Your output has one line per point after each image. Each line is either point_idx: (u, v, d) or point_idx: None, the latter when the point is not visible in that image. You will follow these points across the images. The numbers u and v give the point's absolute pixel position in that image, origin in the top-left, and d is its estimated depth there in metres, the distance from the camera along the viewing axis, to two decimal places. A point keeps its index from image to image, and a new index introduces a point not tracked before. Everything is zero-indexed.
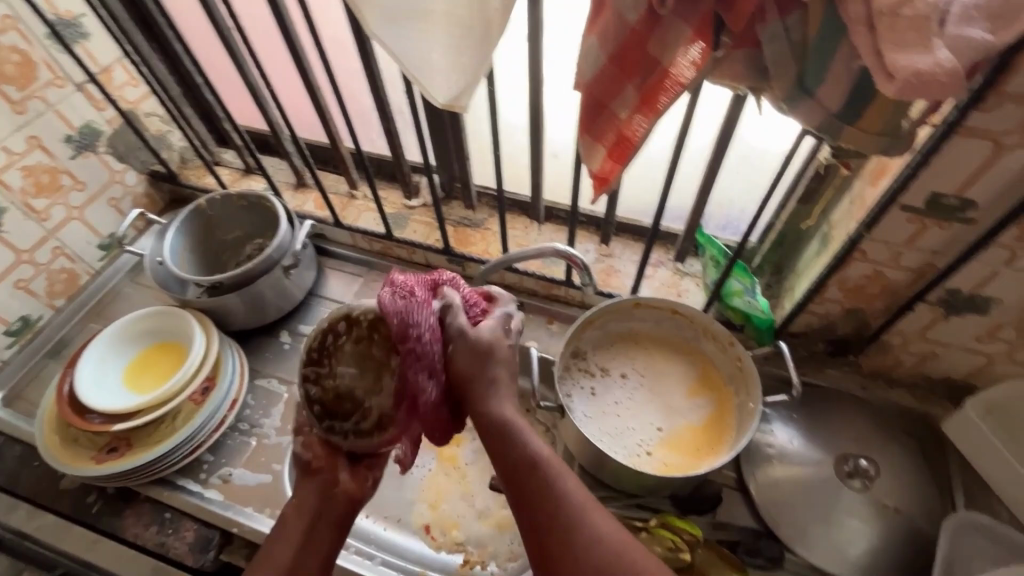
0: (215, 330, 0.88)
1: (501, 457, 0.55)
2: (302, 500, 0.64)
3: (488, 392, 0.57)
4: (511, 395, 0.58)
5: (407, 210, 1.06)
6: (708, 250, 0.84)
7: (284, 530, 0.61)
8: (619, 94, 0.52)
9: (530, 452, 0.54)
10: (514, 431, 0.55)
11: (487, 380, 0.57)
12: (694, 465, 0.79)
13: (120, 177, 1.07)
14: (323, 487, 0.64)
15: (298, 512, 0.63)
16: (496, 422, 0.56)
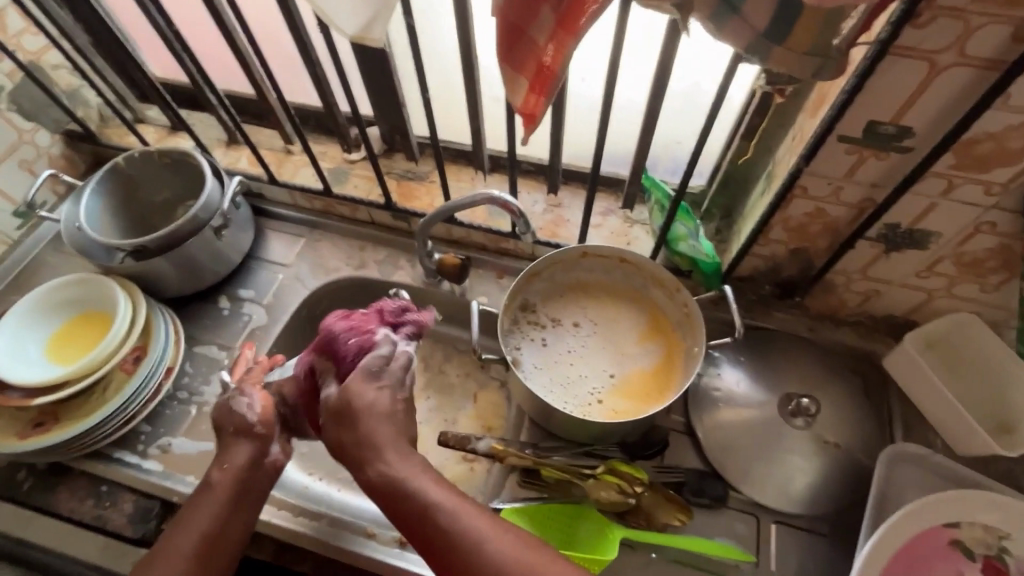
0: (143, 296, 0.84)
1: (398, 514, 0.55)
2: (230, 468, 0.68)
3: (371, 452, 0.58)
4: (394, 449, 0.58)
5: (348, 165, 1.01)
6: (653, 194, 0.81)
7: (210, 493, 0.65)
8: (536, 18, 0.47)
9: (422, 504, 0.54)
10: (401, 494, 0.55)
11: (370, 434, 0.59)
12: (643, 410, 0.79)
13: (30, 137, 0.98)
14: (253, 456, 0.69)
15: (225, 478, 0.67)
16: (382, 486, 0.56)
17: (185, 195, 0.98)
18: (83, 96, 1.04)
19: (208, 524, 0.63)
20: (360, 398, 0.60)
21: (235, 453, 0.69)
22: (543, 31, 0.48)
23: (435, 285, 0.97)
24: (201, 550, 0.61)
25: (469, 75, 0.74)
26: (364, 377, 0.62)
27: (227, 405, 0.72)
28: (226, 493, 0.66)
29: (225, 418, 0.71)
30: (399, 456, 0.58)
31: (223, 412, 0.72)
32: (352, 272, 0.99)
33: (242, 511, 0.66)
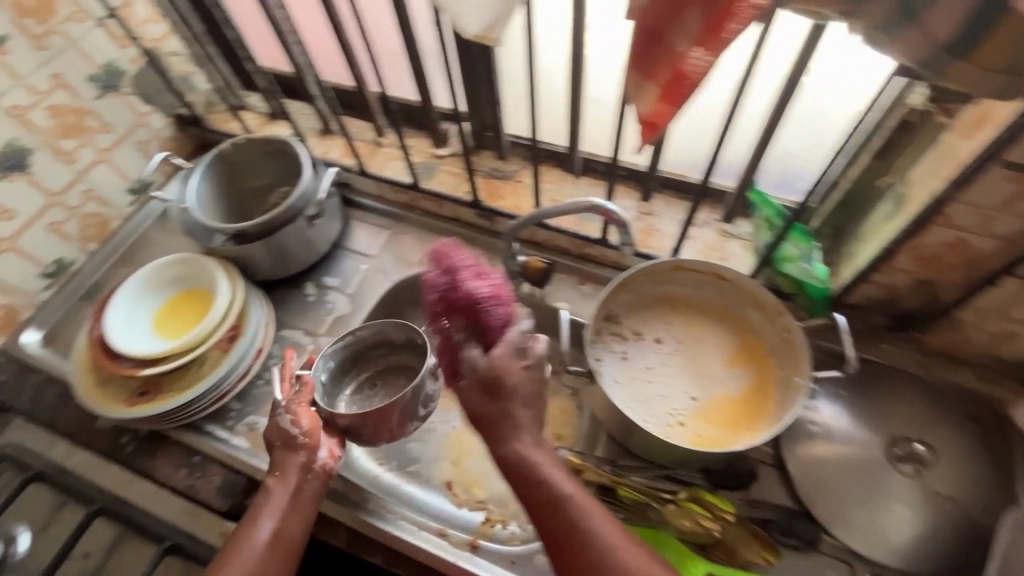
0: (240, 279, 0.87)
1: (529, 496, 0.61)
2: (286, 478, 0.69)
3: (511, 434, 0.63)
4: (531, 436, 0.64)
5: (436, 160, 1.02)
6: (762, 210, 0.75)
7: (267, 501, 0.67)
8: (679, 21, 0.45)
9: (552, 494, 0.60)
10: (535, 479, 0.61)
11: (510, 415, 0.64)
12: (730, 440, 0.73)
13: (146, 119, 1.04)
14: (303, 466, 0.70)
15: (282, 488, 0.68)
16: (518, 467, 0.62)
17: (282, 182, 1.01)
18: (193, 82, 1.09)
19: (266, 534, 0.64)
20: (512, 373, 0.64)
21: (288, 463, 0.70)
22: (686, 38, 0.45)
23: (514, 287, 0.94)
24: (263, 557, 0.63)
25: (577, 76, 0.72)
26: (512, 356, 0.65)
27: (273, 421, 0.73)
28: (281, 503, 0.67)
29: (272, 433, 0.73)
30: (532, 445, 0.63)
31: (270, 430, 0.73)
32: None
33: (297, 520, 0.67)
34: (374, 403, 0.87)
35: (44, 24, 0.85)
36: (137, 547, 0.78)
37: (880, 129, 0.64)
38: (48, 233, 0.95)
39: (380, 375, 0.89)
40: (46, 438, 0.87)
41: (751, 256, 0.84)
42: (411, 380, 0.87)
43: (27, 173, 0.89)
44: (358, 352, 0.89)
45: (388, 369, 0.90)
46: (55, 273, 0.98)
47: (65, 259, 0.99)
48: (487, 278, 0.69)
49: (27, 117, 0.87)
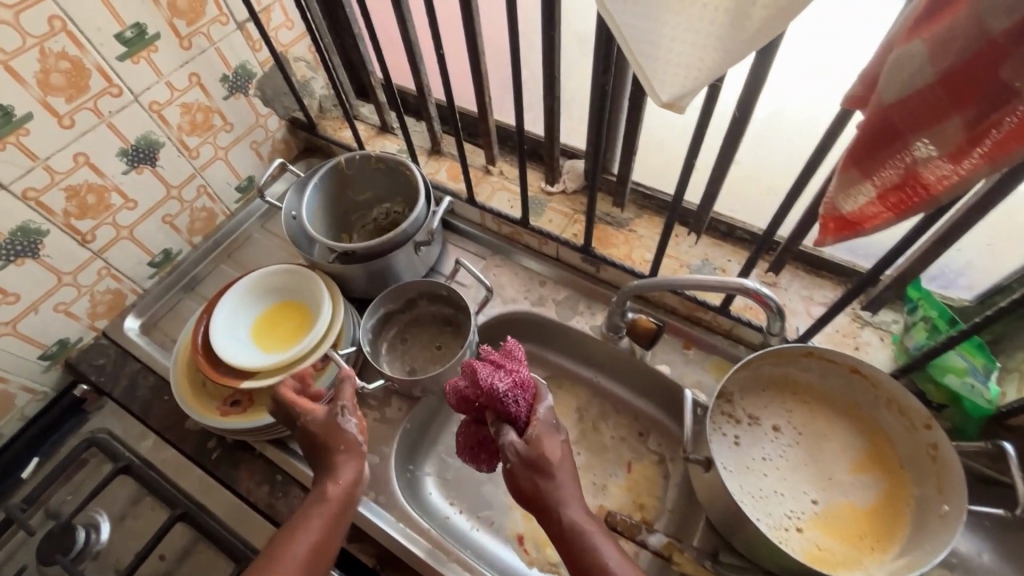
0: (341, 299, 0.85)
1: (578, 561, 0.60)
2: (336, 485, 0.64)
3: (553, 503, 0.61)
4: (573, 504, 0.61)
5: (545, 196, 0.98)
6: (924, 310, 0.67)
7: (317, 505, 0.63)
8: (932, 125, 0.39)
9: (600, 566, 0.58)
10: (584, 547, 0.59)
11: (556, 487, 0.61)
12: (854, 557, 0.66)
13: (263, 121, 1.06)
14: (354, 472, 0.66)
15: (327, 495, 0.64)
16: (566, 534, 0.60)
17: (389, 199, 1.01)
18: (312, 87, 1.10)
19: (308, 542, 0.60)
20: (552, 451, 0.62)
21: (339, 469, 0.66)
22: (932, 145, 0.39)
23: (614, 340, 0.89)
24: (302, 565, 0.58)
25: (736, 141, 0.66)
26: (545, 432, 0.64)
27: (329, 418, 0.68)
28: (326, 512, 0.62)
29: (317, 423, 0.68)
30: (574, 510, 0.61)
31: (323, 422, 0.68)
32: (529, 306, 0.95)
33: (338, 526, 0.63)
34: (409, 354, 0.92)
35: (190, 25, 0.86)
36: (210, 558, 0.77)
37: None
38: (162, 224, 0.96)
39: (408, 328, 0.94)
40: (136, 428, 0.88)
41: (888, 350, 0.76)
42: (438, 328, 0.93)
43: (153, 166, 0.90)
44: (387, 313, 0.91)
45: (413, 323, 0.94)
46: (161, 263, 1.00)
47: (172, 250, 1.01)
48: (503, 368, 0.65)
49: (161, 113, 0.88)
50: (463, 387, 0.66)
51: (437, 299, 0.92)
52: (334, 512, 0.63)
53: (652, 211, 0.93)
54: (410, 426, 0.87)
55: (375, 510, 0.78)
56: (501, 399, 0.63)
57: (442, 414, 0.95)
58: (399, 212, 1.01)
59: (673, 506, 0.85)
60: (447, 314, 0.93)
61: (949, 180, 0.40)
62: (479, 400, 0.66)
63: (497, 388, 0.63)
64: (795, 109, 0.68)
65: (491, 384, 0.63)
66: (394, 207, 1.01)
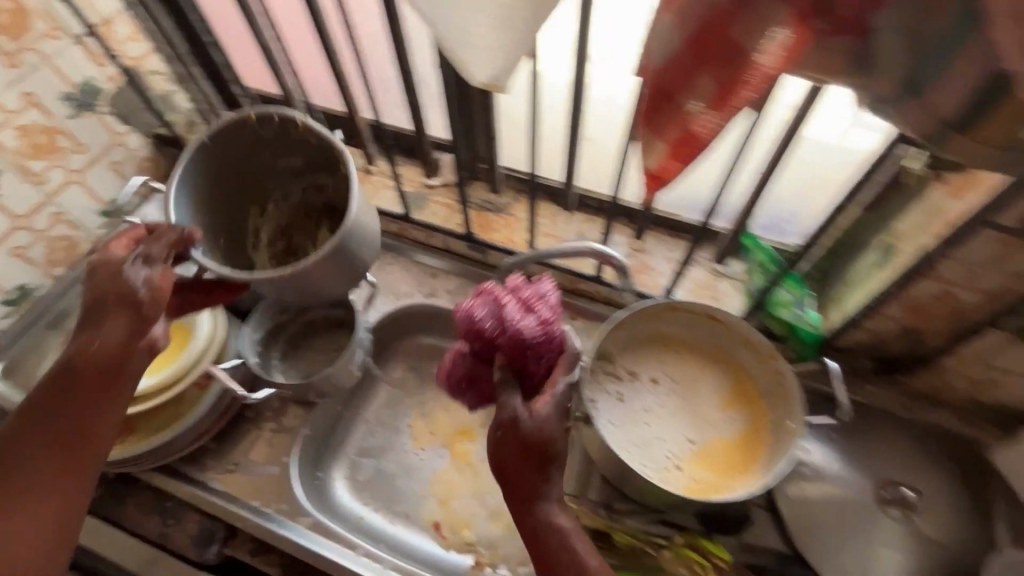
0: (221, 311, 0.83)
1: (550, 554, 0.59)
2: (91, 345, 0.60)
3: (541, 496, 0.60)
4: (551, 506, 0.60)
5: (427, 189, 1.00)
6: (756, 254, 0.76)
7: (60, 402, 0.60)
8: (692, 85, 0.45)
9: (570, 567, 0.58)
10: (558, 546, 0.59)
11: (544, 479, 0.60)
12: (724, 484, 0.74)
13: (122, 139, 1.00)
14: (133, 324, 0.62)
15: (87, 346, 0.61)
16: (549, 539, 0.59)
17: (325, 172, 0.81)
18: (174, 101, 1.04)
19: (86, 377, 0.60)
20: (556, 440, 0.60)
21: (113, 321, 0.61)
22: (698, 102, 0.45)
23: None
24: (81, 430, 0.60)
25: (577, 118, 0.72)
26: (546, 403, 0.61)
27: (116, 264, 0.63)
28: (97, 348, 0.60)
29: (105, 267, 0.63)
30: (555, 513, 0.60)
31: (106, 267, 0.63)
32: (423, 299, 0.97)
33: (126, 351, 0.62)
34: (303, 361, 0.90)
35: (16, 41, 0.81)
36: None
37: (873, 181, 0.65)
38: (12, 257, 0.89)
39: (300, 335, 0.92)
40: None
41: (741, 296, 0.85)
42: (331, 329, 0.93)
43: None
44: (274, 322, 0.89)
45: (303, 329, 0.92)
46: (17, 301, 0.92)
47: (29, 285, 0.93)
48: (534, 312, 0.66)
49: None
50: (477, 325, 0.66)
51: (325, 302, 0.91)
52: (101, 373, 0.61)
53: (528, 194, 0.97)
54: (313, 434, 0.85)
55: (276, 520, 0.76)
56: (527, 349, 0.64)
57: (348, 416, 0.94)
58: (327, 183, 0.82)
59: None
60: (338, 315, 0.92)
61: (713, 130, 0.46)
62: (495, 340, 0.66)
63: (528, 339, 0.64)
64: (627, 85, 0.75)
65: (521, 329, 0.64)
66: (327, 180, 0.82)
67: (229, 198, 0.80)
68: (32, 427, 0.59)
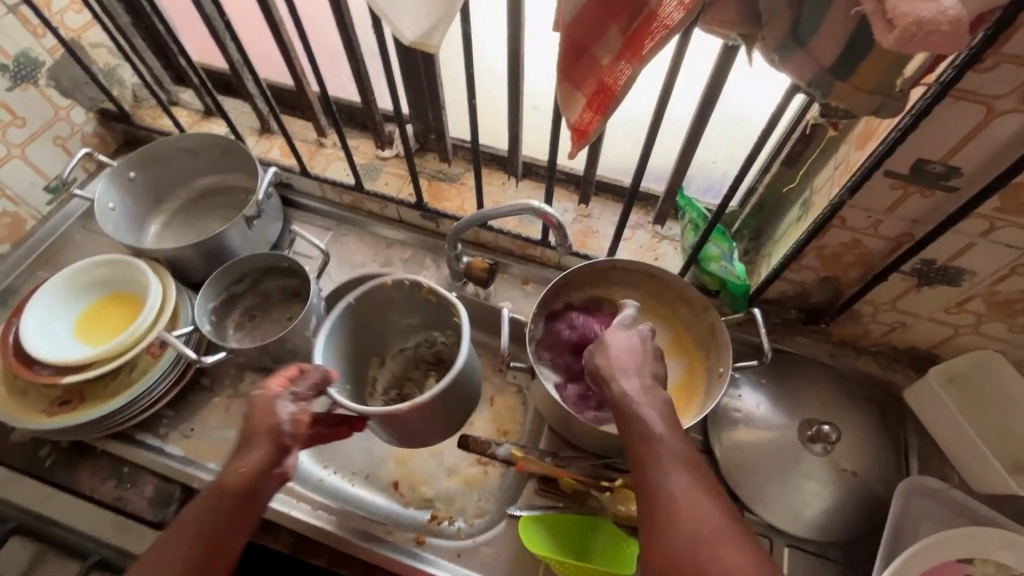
0: (171, 279, 0.84)
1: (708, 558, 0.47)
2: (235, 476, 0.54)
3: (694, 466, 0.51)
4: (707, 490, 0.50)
5: (379, 161, 1.02)
6: (688, 213, 0.82)
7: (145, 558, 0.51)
8: (602, 38, 0.48)
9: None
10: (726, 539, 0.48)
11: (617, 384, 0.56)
12: None
13: (65, 114, 0.98)
14: (271, 459, 0.56)
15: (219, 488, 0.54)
16: (684, 502, 0.48)
17: (440, 331, 0.89)
18: (119, 75, 1.05)
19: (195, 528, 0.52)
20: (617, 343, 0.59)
21: (252, 456, 0.55)
22: (609, 53, 0.49)
23: (459, 287, 0.95)
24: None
25: (516, 84, 0.74)
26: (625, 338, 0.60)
27: (269, 400, 0.58)
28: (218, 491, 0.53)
29: (261, 426, 0.57)
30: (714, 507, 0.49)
31: (262, 404, 0.58)
32: (378, 269, 0.99)
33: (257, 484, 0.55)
34: (259, 331, 0.92)
35: None
36: (59, 566, 0.73)
37: (789, 138, 0.70)
38: None
39: (256, 306, 0.93)
40: None
41: (680, 256, 0.90)
42: (288, 301, 0.94)
43: None
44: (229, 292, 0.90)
45: (259, 299, 0.94)
46: None
47: None
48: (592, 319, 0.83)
49: None
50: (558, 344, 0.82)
51: (280, 273, 0.92)
52: (234, 509, 0.53)
53: None
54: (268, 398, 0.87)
55: None
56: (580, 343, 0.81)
57: None
58: (450, 344, 0.89)
59: (530, 425, 0.93)
60: (293, 286, 0.94)
61: (620, 79, 0.49)
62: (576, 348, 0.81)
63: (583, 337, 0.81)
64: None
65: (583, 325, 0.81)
66: (441, 337, 0.89)
67: (361, 351, 0.87)
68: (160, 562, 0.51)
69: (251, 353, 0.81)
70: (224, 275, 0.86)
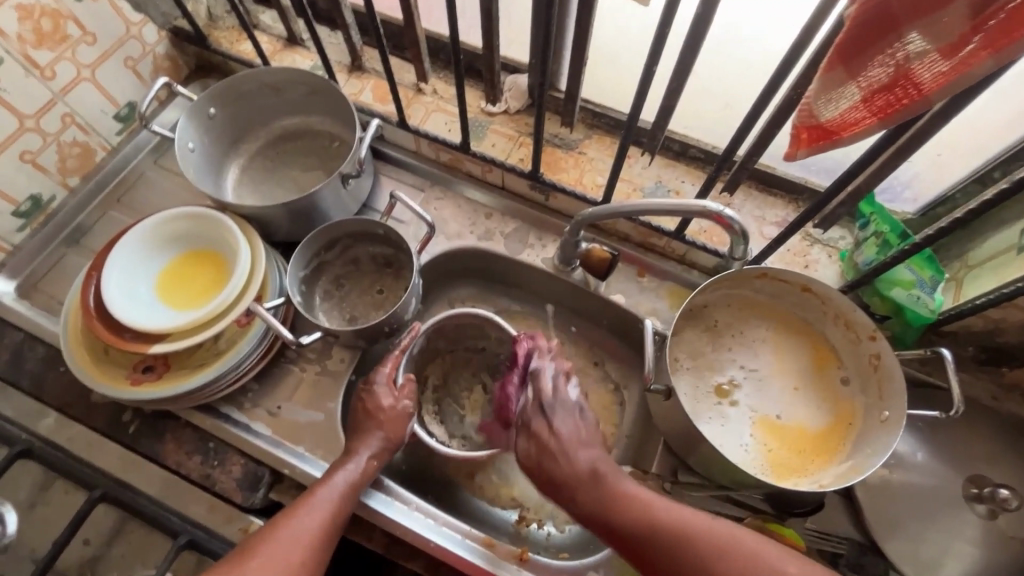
0: (259, 240, 0.75)
1: None
2: (359, 468, 0.64)
3: (641, 503, 0.57)
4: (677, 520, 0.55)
5: (487, 117, 0.89)
6: (879, 224, 0.68)
7: (296, 506, 0.60)
8: (928, 17, 0.34)
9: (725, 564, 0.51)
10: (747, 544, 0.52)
11: (555, 455, 0.62)
12: (798, 469, 0.69)
13: (137, 31, 0.86)
14: (386, 436, 0.67)
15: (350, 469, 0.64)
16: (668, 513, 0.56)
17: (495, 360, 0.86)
18: None
19: (328, 497, 0.61)
20: (555, 427, 0.63)
21: (364, 432, 0.67)
22: (926, 41, 0.35)
23: (567, 272, 0.84)
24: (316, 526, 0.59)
25: (697, 49, 0.59)
26: (587, 450, 0.62)
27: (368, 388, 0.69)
28: (349, 480, 0.63)
29: (372, 414, 0.67)
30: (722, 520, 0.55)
31: (366, 396, 0.69)
32: (476, 242, 0.87)
33: (378, 465, 0.66)
34: (348, 301, 0.83)
35: None
36: (144, 537, 0.70)
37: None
38: (22, 163, 0.78)
39: (344, 273, 0.84)
40: (31, 407, 0.76)
41: (836, 266, 0.77)
42: (379, 277, 0.84)
43: None
44: (317, 258, 0.81)
45: (349, 267, 0.84)
46: (30, 213, 0.83)
47: (42, 196, 0.83)
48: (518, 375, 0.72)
49: None
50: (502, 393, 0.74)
51: (374, 239, 0.82)
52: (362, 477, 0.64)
53: (602, 131, 0.86)
54: (355, 377, 0.80)
55: (322, 467, 0.73)
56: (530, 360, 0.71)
57: None
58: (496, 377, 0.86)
59: (630, 431, 0.84)
60: (386, 254, 0.84)
61: (944, 80, 0.36)
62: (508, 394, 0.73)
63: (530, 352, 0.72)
64: (751, 21, 0.64)
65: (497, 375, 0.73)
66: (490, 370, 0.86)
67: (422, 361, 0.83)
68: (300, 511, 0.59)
69: (346, 334, 0.73)
70: (315, 239, 0.77)
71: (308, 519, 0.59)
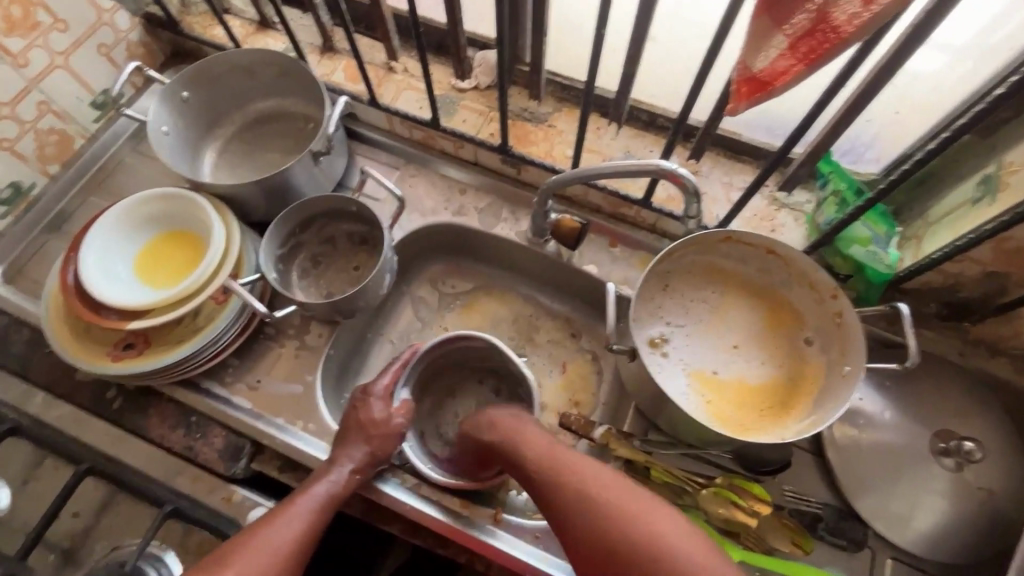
0: (234, 218, 0.76)
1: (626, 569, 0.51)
2: (340, 477, 0.66)
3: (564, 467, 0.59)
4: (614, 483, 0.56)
5: (457, 93, 0.90)
6: (835, 183, 0.70)
7: (279, 514, 0.62)
8: None
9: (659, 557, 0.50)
10: (631, 511, 0.53)
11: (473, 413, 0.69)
12: (737, 422, 0.71)
13: (109, 18, 0.87)
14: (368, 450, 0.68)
15: (330, 481, 0.66)
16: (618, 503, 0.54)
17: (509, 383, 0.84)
18: None
19: (307, 508, 0.63)
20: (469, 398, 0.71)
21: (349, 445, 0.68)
22: None
23: (540, 245, 0.85)
24: (288, 539, 0.60)
25: (649, 12, 0.60)
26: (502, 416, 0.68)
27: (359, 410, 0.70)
28: (329, 490, 0.65)
29: (364, 427, 0.69)
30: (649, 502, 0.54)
31: (359, 407, 0.70)
32: (450, 217, 0.88)
33: (360, 479, 0.68)
34: (323, 279, 0.85)
35: None
36: (131, 509, 0.72)
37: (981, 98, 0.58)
38: (0, 150, 0.80)
39: (320, 252, 0.86)
40: (19, 388, 0.78)
41: (802, 229, 0.78)
42: (355, 258, 0.85)
43: None
44: (290, 236, 0.82)
45: (325, 245, 0.86)
46: (11, 200, 0.84)
47: (22, 183, 0.85)
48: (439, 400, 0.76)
49: None
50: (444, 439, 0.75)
51: (348, 217, 0.84)
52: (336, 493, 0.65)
53: (570, 103, 0.87)
54: (334, 351, 0.82)
55: (303, 438, 0.75)
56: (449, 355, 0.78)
57: (368, 337, 0.89)
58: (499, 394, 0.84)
59: (606, 399, 0.86)
60: (361, 231, 0.85)
61: (859, 19, 0.37)
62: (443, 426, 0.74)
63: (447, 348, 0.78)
64: None
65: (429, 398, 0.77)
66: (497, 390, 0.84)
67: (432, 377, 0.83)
68: (273, 522, 0.61)
69: (321, 308, 0.74)
70: (287, 217, 0.78)
71: (288, 527, 0.61)
